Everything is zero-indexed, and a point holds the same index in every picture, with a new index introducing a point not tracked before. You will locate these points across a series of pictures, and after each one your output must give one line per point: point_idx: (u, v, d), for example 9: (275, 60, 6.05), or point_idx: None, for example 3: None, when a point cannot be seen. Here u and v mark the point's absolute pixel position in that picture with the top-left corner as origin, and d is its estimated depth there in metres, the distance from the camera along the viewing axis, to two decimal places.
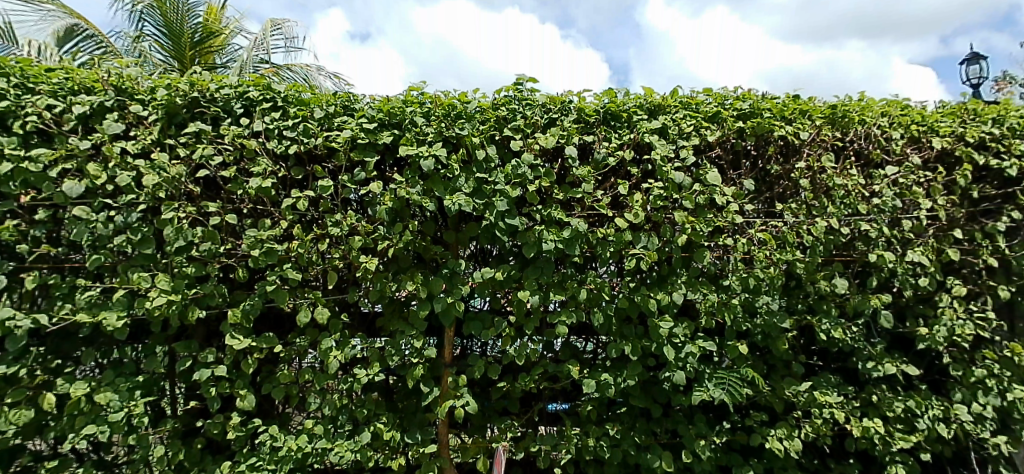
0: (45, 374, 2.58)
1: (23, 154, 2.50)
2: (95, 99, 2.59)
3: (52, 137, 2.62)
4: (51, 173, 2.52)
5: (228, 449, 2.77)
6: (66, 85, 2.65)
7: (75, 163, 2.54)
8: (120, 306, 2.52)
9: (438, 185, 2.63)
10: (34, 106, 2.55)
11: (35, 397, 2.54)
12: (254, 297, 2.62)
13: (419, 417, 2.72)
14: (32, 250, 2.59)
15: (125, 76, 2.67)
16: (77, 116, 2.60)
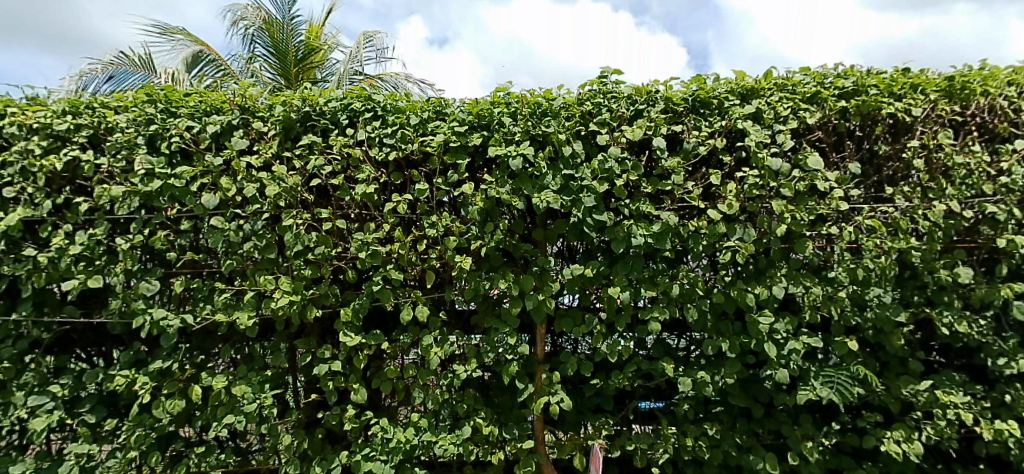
0: (193, 367, 2.91)
1: (169, 172, 2.78)
2: (224, 119, 2.86)
3: (190, 155, 2.89)
4: (192, 187, 2.80)
5: (344, 440, 3.00)
6: (201, 107, 2.91)
7: (210, 178, 2.81)
8: (249, 306, 2.80)
9: (526, 183, 2.67)
10: (176, 128, 2.83)
11: (186, 388, 2.86)
12: (363, 296, 2.78)
13: (515, 412, 2.79)
14: (180, 257, 2.88)
15: (248, 95, 2.91)
16: (211, 135, 2.86)
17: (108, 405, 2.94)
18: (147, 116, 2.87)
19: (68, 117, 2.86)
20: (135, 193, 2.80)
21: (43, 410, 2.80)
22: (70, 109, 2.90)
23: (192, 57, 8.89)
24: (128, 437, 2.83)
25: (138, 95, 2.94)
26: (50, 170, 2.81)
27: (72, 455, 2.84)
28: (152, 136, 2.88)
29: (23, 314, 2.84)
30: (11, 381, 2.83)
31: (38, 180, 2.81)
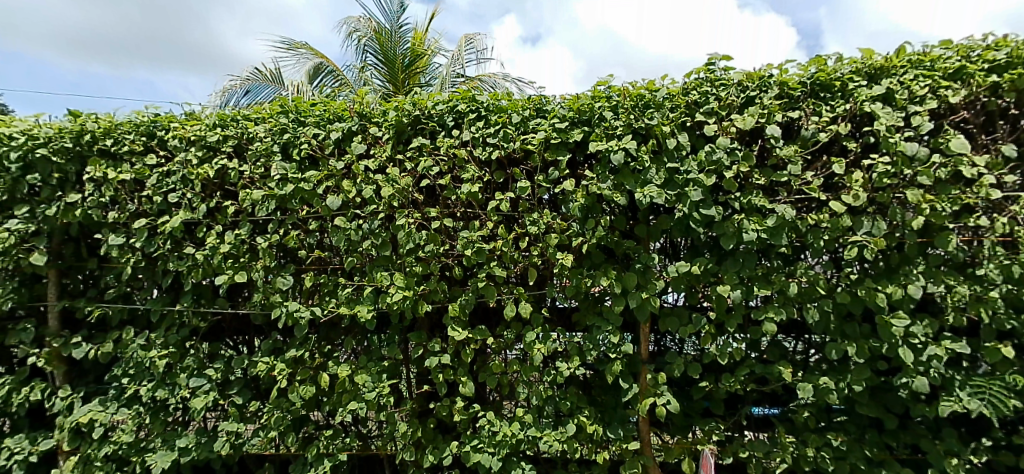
0: (321, 356, 3.06)
1: (300, 176, 2.97)
2: (345, 126, 3.00)
3: (317, 161, 3.06)
4: (318, 190, 2.96)
5: (454, 431, 3.06)
6: (324, 115, 3.07)
7: (333, 181, 2.95)
8: (368, 301, 2.91)
9: (628, 178, 2.60)
10: (304, 136, 3.03)
11: (316, 375, 3.04)
12: (468, 292, 2.84)
13: (620, 412, 2.74)
14: (309, 254, 3.04)
15: (365, 102, 3.05)
16: (334, 141, 3.01)
17: (252, 389, 3.19)
18: (280, 126, 3.07)
19: (218, 130, 3.11)
20: (271, 197, 2.99)
21: (201, 391, 3.07)
22: (218, 121, 3.14)
23: (314, 70, 9.53)
24: (269, 418, 3.08)
25: (273, 106, 3.14)
26: (205, 178, 3.05)
27: (225, 432, 3.10)
28: (286, 144, 3.08)
29: (184, 305, 3.11)
30: (176, 363, 3.10)
31: (195, 186, 3.05)
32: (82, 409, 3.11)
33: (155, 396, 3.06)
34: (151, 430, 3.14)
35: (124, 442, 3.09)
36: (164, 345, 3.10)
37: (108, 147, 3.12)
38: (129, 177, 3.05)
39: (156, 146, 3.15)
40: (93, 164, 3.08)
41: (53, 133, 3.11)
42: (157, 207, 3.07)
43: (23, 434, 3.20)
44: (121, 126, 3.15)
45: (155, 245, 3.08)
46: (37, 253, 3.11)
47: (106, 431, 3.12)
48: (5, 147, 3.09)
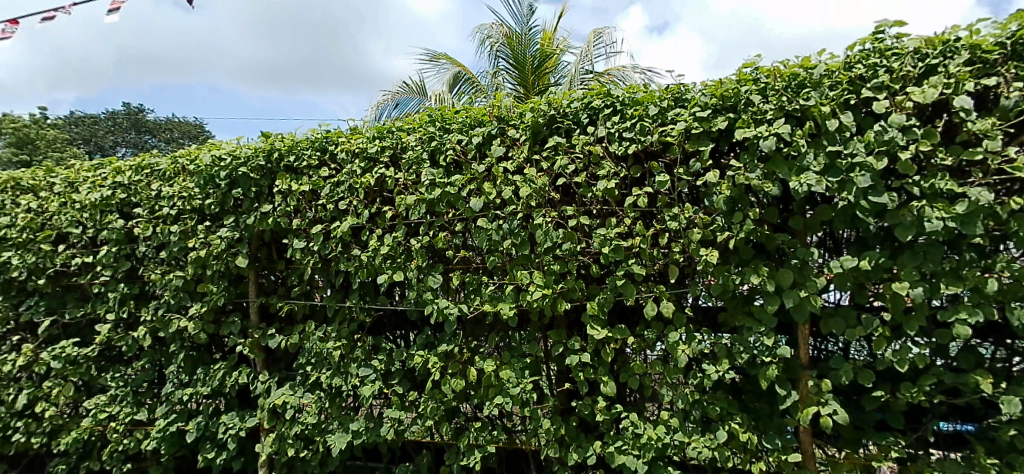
0: (468, 351, 3.16)
1: (446, 181, 3.09)
2: (486, 130, 3.07)
3: (461, 166, 3.17)
4: (463, 193, 3.06)
5: (597, 430, 3.00)
6: (466, 121, 3.18)
7: (475, 184, 3.05)
8: (510, 299, 2.96)
9: (780, 166, 2.38)
10: (449, 142, 3.15)
11: (465, 369, 3.13)
12: (607, 290, 2.78)
13: (776, 421, 2.53)
14: (456, 254, 3.13)
15: (502, 106, 3.13)
16: (476, 145, 3.10)
17: (409, 379, 3.37)
18: (429, 134, 3.21)
19: (376, 142, 3.33)
20: (422, 201, 3.12)
21: (368, 380, 3.30)
22: (377, 134, 3.37)
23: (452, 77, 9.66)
24: (425, 408, 3.18)
25: (422, 117, 3.31)
26: (367, 186, 3.27)
27: (390, 419, 3.29)
28: (433, 151, 3.23)
29: (354, 301, 3.37)
30: (347, 355, 3.37)
31: (360, 194, 3.28)
32: (277, 393, 3.47)
33: (332, 382, 3.35)
34: (329, 413, 3.43)
35: (310, 422, 3.39)
36: (338, 337, 3.40)
37: (292, 163, 3.49)
38: (308, 187, 3.37)
39: (328, 160, 3.45)
40: (280, 178, 3.45)
41: (250, 153, 3.54)
42: (330, 214, 3.37)
43: (234, 412, 3.63)
44: (301, 143, 3.50)
45: (329, 248, 3.37)
46: (241, 256, 3.53)
47: (295, 413, 3.46)
48: (216, 166, 3.57)
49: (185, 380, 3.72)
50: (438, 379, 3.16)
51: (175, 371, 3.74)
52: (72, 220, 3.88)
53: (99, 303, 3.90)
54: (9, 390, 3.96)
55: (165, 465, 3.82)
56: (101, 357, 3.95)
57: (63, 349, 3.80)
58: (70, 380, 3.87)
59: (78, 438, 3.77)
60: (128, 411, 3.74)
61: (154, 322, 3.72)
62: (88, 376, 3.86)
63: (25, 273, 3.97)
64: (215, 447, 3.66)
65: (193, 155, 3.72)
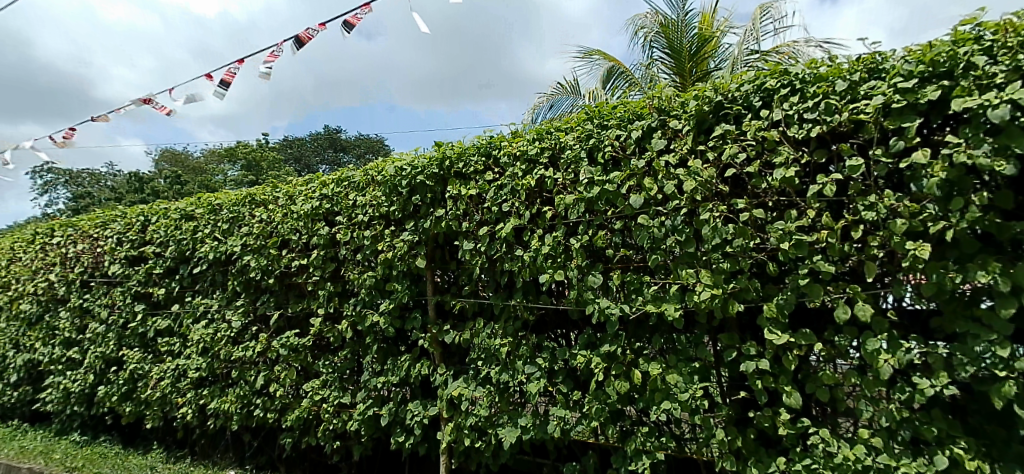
0: (632, 353, 3.00)
1: (605, 178, 3.00)
2: (644, 123, 2.95)
3: (620, 162, 3.05)
4: (622, 190, 2.95)
5: (780, 445, 2.70)
6: (625, 116, 3.07)
7: (635, 180, 2.92)
8: (675, 299, 2.78)
9: (1016, 139, 1.99)
10: (607, 139, 3.06)
11: (628, 372, 2.98)
12: (787, 290, 2.50)
13: (1015, 449, 2.11)
14: (616, 253, 3.02)
15: (664, 96, 2.97)
16: (635, 140, 2.98)
17: (572, 379, 3.30)
18: (587, 132, 3.16)
19: (536, 143, 3.34)
20: (581, 200, 3.06)
21: (533, 377, 3.33)
22: (537, 136, 3.39)
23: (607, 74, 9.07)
24: (589, 409, 3.10)
25: (581, 115, 3.25)
26: (528, 187, 3.30)
27: (555, 417, 3.27)
28: (591, 149, 3.15)
29: (517, 300, 3.43)
30: (514, 352, 3.42)
31: (521, 195, 3.32)
32: (453, 384, 3.64)
33: (501, 378, 3.42)
34: (500, 407, 3.49)
35: (482, 415, 3.49)
36: (504, 335, 3.47)
37: (461, 169, 3.63)
38: (476, 191, 3.51)
39: (492, 164, 3.54)
40: (451, 184, 3.61)
41: (426, 163, 3.76)
42: (495, 215, 3.44)
43: (418, 400, 3.88)
44: (469, 150, 3.63)
45: (495, 249, 3.45)
46: (420, 257, 3.76)
47: (469, 405, 3.58)
48: (398, 176, 3.84)
49: (378, 369, 4.05)
50: (602, 381, 3.07)
51: (369, 361, 4.08)
52: (291, 227, 4.43)
53: (310, 300, 4.40)
54: (252, 372, 4.59)
55: (364, 445, 4.19)
56: (314, 346, 4.40)
57: (287, 339, 4.35)
58: (293, 365, 4.41)
59: (300, 415, 4.28)
60: (336, 394, 4.17)
61: (353, 316, 4.09)
62: (306, 362, 4.35)
63: (259, 273, 4.58)
64: (404, 431, 3.93)
65: (381, 167, 4.06)
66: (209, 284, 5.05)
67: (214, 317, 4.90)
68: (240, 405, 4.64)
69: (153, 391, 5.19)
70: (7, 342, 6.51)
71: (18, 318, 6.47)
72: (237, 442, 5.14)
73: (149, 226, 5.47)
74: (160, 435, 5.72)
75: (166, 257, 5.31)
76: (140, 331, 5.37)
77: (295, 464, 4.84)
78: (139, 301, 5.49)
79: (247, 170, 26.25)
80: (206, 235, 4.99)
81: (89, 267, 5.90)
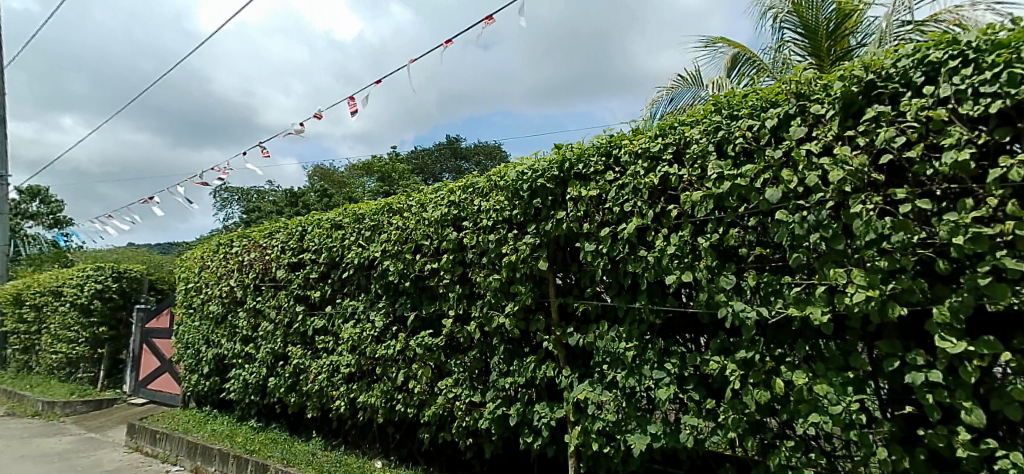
0: (773, 360, 2.77)
1: (736, 172, 2.81)
2: (781, 110, 2.73)
3: (753, 154, 2.83)
4: (756, 184, 2.74)
5: (958, 468, 2.37)
6: (758, 104, 2.85)
7: (771, 172, 2.70)
8: (822, 302, 2.53)
9: None
10: (738, 130, 2.86)
11: (769, 380, 2.75)
12: (963, 292, 2.19)
13: None
14: (751, 253, 2.82)
15: (803, 80, 2.72)
16: (770, 129, 2.76)
17: (705, 386, 3.11)
18: (714, 125, 2.97)
19: (659, 139, 3.20)
20: (710, 196, 2.89)
21: (662, 383, 3.18)
22: (659, 132, 3.25)
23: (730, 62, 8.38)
24: (725, 419, 2.90)
25: (707, 107, 3.08)
26: (651, 186, 3.16)
27: (688, 425, 3.10)
28: (720, 142, 2.95)
29: (642, 302, 3.29)
30: (640, 356, 3.29)
31: (643, 194, 3.19)
32: (579, 387, 3.59)
33: (628, 382, 3.31)
34: (627, 412, 3.37)
35: (610, 420, 3.39)
36: (629, 338, 3.35)
37: (581, 170, 3.57)
38: (596, 192, 3.43)
39: (613, 164, 3.45)
40: (571, 185, 3.57)
41: (546, 165, 3.74)
42: (617, 216, 3.34)
43: (545, 402, 3.87)
44: (588, 151, 3.57)
45: (617, 250, 3.34)
46: (542, 260, 3.75)
47: (596, 409, 3.51)
48: (519, 180, 3.85)
49: (506, 369, 4.10)
50: (737, 389, 2.86)
51: (497, 362, 4.14)
52: (423, 234, 4.62)
53: (442, 302, 4.56)
54: (394, 369, 4.84)
55: (495, 443, 4.25)
56: (446, 345, 4.56)
57: (422, 338, 4.56)
58: (428, 363, 4.59)
59: (437, 411, 4.45)
60: (467, 393, 4.28)
61: (481, 318, 4.18)
62: (440, 361, 4.52)
63: (397, 277, 4.82)
64: (533, 432, 3.94)
65: (503, 172, 4.10)
66: (355, 287, 5.40)
67: (360, 318, 5.24)
68: (384, 399, 4.92)
69: (312, 384, 5.64)
70: (199, 338, 7.31)
71: (205, 317, 7.29)
72: (382, 435, 5.45)
73: (305, 235, 5.96)
74: (317, 424, 6.20)
75: (319, 263, 5.74)
76: (301, 330, 5.86)
77: (433, 458, 5.03)
78: (298, 302, 5.98)
79: (382, 181, 27.88)
80: (351, 242, 5.34)
81: (259, 272, 6.53)
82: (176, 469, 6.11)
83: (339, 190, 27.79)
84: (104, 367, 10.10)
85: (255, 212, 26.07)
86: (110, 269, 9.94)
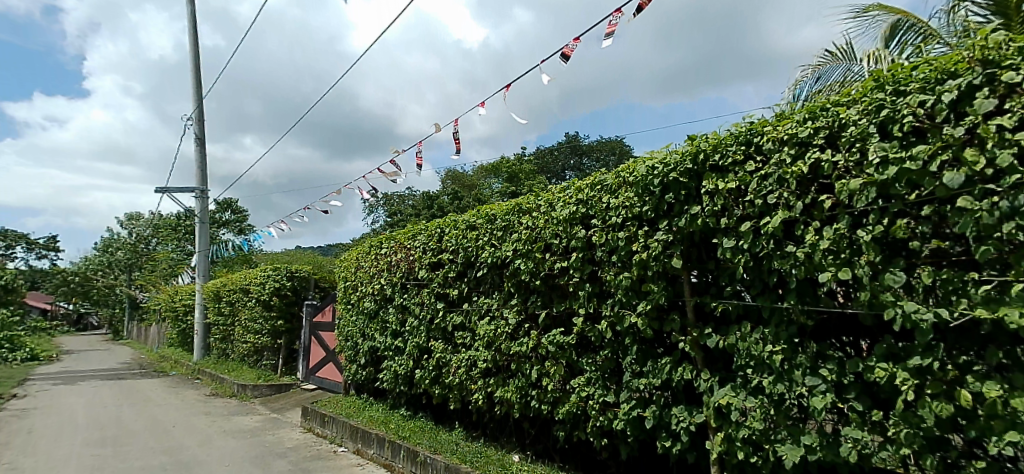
0: (956, 369, 2.42)
1: (904, 155, 2.49)
2: (962, 81, 2.39)
3: (926, 133, 2.50)
4: (931, 168, 2.41)
5: None
6: (931, 76, 2.50)
7: (950, 153, 2.35)
8: (1021, 302, 2.18)
9: None
10: (907, 107, 2.52)
11: (952, 392, 2.41)
12: None
13: None
14: (925, 246, 2.48)
15: (991, 44, 2.36)
16: (948, 104, 2.42)
17: (869, 395, 2.78)
18: (876, 103, 2.65)
19: (808, 123, 2.92)
20: (872, 184, 2.59)
21: (817, 391, 2.90)
22: (809, 115, 2.97)
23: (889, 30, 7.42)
24: (897, 433, 2.59)
25: (867, 84, 2.76)
26: (800, 175, 2.90)
27: (849, 438, 2.80)
28: (883, 122, 2.62)
29: (791, 303, 3.02)
30: (790, 360, 3.03)
31: (791, 184, 2.93)
32: (720, 392, 3.38)
33: (776, 389, 3.05)
34: (777, 421, 3.11)
35: (756, 428, 3.16)
36: (776, 340, 3.10)
37: (718, 161, 3.36)
38: (735, 184, 3.20)
39: (754, 153, 3.20)
40: (707, 178, 3.37)
41: (678, 158, 3.56)
42: (759, 209, 3.10)
43: (682, 406, 3.69)
44: (725, 140, 3.35)
45: (759, 246, 3.09)
46: (676, 257, 3.57)
47: (740, 416, 3.28)
48: (649, 175, 3.71)
49: (639, 370, 3.97)
50: (911, 401, 2.54)
51: (629, 362, 4.02)
52: (552, 233, 4.60)
53: (573, 300, 4.52)
54: (528, 366, 4.89)
55: (631, 445, 4.13)
56: (578, 344, 4.51)
57: (554, 337, 4.56)
58: (561, 361, 4.58)
59: (570, 410, 4.43)
60: (601, 392, 4.22)
61: (612, 317, 4.09)
62: (572, 360, 4.49)
63: (527, 276, 4.87)
64: (670, 436, 3.77)
65: (632, 168, 3.98)
66: (490, 285, 5.53)
67: (495, 315, 5.36)
68: (519, 394, 4.98)
69: (452, 377, 5.87)
70: (355, 331, 7.92)
71: (360, 312, 7.86)
72: (519, 430, 5.53)
73: (443, 236, 6.20)
74: (459, 416, 6.45)
75: (456, 262, 5.95)
76: (442, 326, 6.11)
77: (569, 456, 5.01)
78: (439, 300, 6.24)
79: (509, 181, 28.44)
80: (484, 242, 5.48)
81: (404, 272, 6.89)
82: (341, 450, 6.67)
83: (471, 192, 28.79)
84: (282, 356, 11.32)
85: (398, 215, 27.81)
86: (284, 270, 11.08)
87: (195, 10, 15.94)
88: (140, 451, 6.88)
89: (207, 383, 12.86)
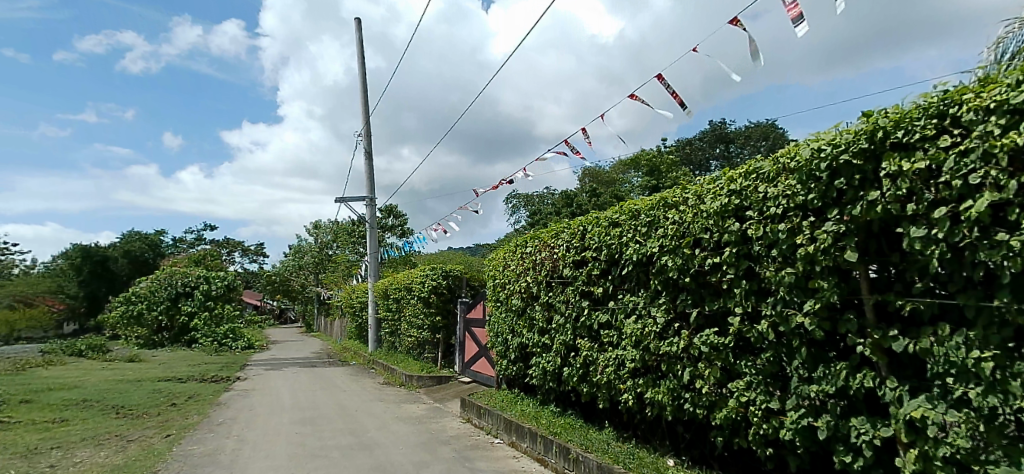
0: None
1: None
2: None
3: None
4: None
5: None
6: None
7: None
8: None
9: None
10: None
11: None
12: None
13: None
14: None
15: None
16: None
17: None
18: None
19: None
20: None
21: None
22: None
23: None
24: None
25: None
26: (1014, 147, 2.44)
27: None
28: None
29: (1004, 300, 2.55)
30: (1004, 369, 2.54)
31: (1001, 159, 2.48)
32: (912, 403, 2.95)
33: (986, 402, 2.59)
34: (988, 440, 2.64)
35: (961, 446, 2.71)
36: (984, 345, 2.63)
37: (901, 139, 2.93)
38: (924, 164, 2.77)
39: (949, 126, 2.76)
40: (887, 159, 2.96)
41: (851, 138, 3.17)
42: (957, 192, 2.65)
43: (864, 417, 3.28)
44: (910, 114, 2.92)
45: (959, 235, 2.64)
46: (850, 250, 3.18)
47: (939, 431, 2.83)
48: (816, 159, 3.36)
49: (808, 376, 3.60)
50: None
51: (797, 366, 3.66)
52: (702, 226, 4.33)
53: (727, 298, 4.22)
54: (680, 367, 4.66)
55: (801, 457, 3.76)
56: (735, 345, 4.21)
57: (707, 337, 4.34)
58: (716, 363, 4.31)
59: (730, 415, 4.15)
60: (763, 398, 3.90)
61: (774, 316, 3.76)
62: (729, 362, 4.19)
63: (676, 273, 4.64)
64: (850, 451, 3.38)
65: (794, 152, 3.62)
66: (636, 283, 5.36)
67: (642, 313, 5.18)
68: (671, 397, 4.77)
69: (600, 376, 5.78)
70: (505, 328, 8.12)
71: (508, 310, 8.05)
72: (672, 433, 5.29)
73: (586, 234, 6.13)
74: (609, 415, 6.32)
75: (600, 260, 5.86)
76: (587, 324, 6.03)
77: (729, 464, 4.69)
78: (583, 297, 6.18)
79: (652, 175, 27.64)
80: (628, 239, 5.32)
81: (549, 270, 6.92)
82: (498, 441, 6.87)
83: (611, 187, 28.39)
84: (441, 350, 11.95)
85: (541, 214, 28.24)
86: (440, 269, 11.69)
87: (361, 35, 17.43)
88: (332, 430, 7.64)
89: (379, 373, 13.96)
